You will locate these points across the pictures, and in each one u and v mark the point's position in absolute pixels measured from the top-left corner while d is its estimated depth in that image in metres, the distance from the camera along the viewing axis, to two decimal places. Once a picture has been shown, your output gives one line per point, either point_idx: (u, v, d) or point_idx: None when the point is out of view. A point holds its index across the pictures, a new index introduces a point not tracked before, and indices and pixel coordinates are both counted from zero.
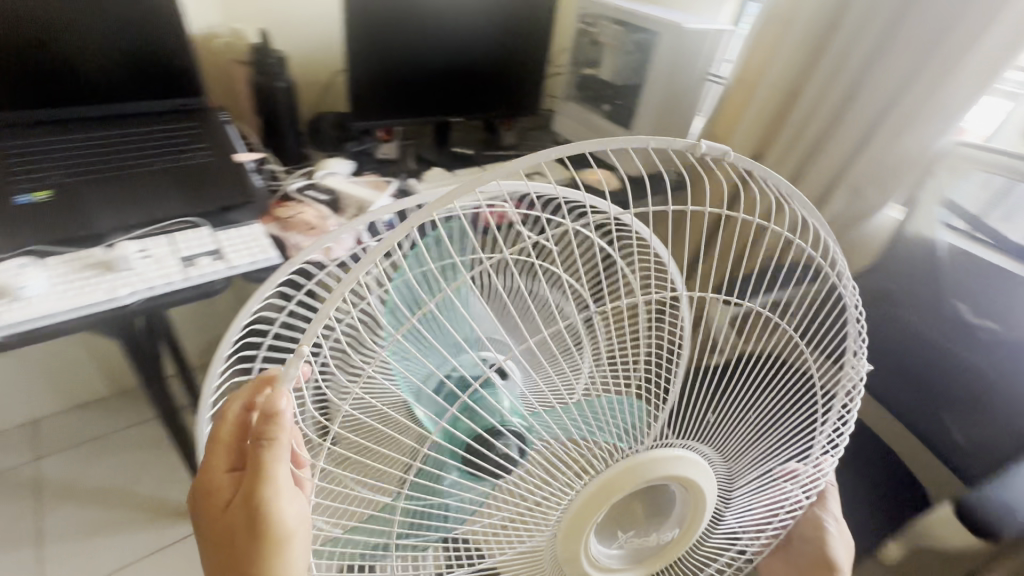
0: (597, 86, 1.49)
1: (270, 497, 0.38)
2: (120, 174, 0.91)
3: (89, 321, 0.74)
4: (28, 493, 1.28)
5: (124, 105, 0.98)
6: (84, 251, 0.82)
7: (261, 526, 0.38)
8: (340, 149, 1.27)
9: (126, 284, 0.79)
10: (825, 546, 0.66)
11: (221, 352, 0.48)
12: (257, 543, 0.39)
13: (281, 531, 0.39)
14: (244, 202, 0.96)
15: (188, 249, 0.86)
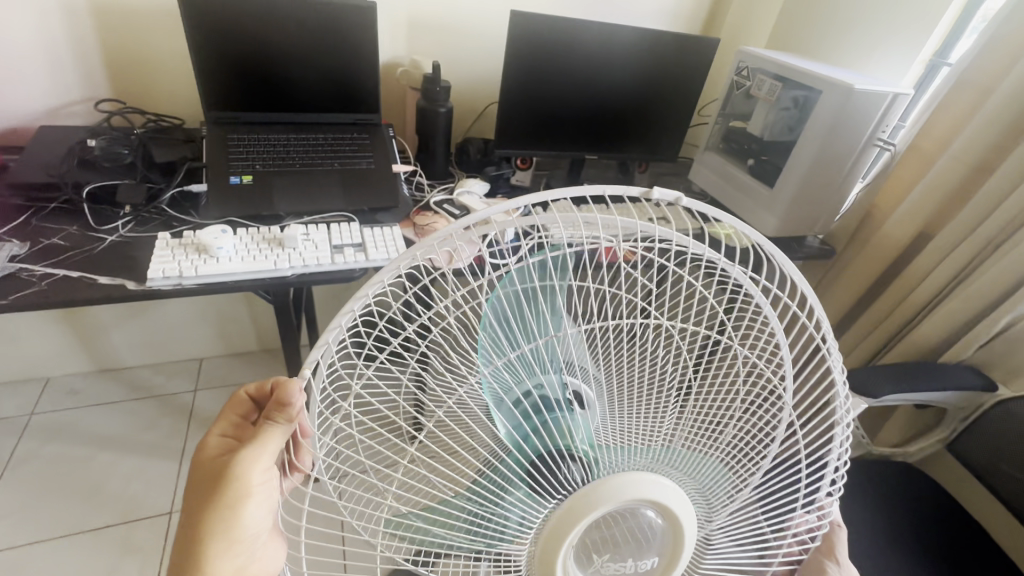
0: (743, 140, 1.44)
1: (245, 465, 0.45)
2: (303, 169, 1.09)
3: (257, 284, 0.90)
4: (184, 415, 1.55)
5: (317, 114, 1.17)
6: (265, 228, 1.00)
7: (223, 483, 0.45)
8: (480, 171, 1.39)
9: (289, 259, 0.94)
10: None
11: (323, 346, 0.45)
12: (214, 496, 0.45)
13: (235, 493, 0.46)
14: (390, 206, 1.12)
15: (340, 238, 1.00)
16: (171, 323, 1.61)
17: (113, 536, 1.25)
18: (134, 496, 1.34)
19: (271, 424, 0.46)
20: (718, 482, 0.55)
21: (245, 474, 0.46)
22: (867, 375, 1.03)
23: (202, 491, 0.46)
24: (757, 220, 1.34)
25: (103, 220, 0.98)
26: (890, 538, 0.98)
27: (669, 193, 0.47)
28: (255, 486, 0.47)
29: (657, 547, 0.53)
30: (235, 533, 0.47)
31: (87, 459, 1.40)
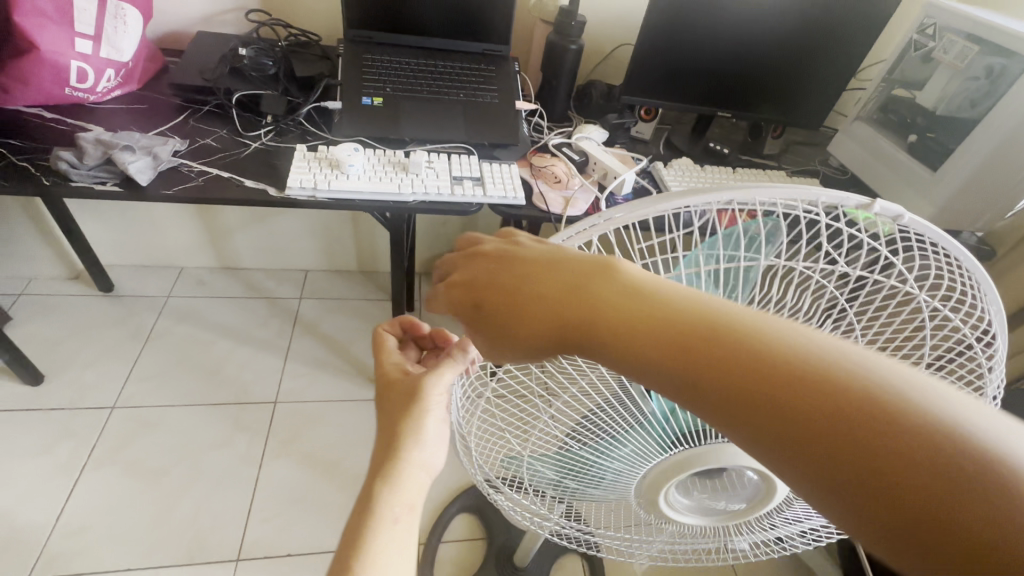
0: (906, 112, 1.25)
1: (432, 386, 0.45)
2: (428, 96, 1.09)
3: (380, 206, 0.94)
4: (290, 318, 1.70)
5: (447, 41, 1.15)
6: (391, 151, 1.02)
7: (413, 399, 0.45)
8: (599, 118, 1.32)
9: (411, 184, 0.96)
10: None
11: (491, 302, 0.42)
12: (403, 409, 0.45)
13: (424, 406, 0.44)
14: (510, 143, 1.10)
15: (459, 170, 1.00)
16: (285, 233, 1.73)
17: (228, 412, 1.43)
18: (246, 382, 1.51)
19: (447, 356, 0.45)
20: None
21: (426, 393, 0.45)
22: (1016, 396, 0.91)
23: (385, 411, 0.46)
24: (908, 207, 1.18)
25: (248, 127, 1.04)
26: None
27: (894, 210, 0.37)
28: (433, 408, 0.45)
29: (744, 494, 0.53)
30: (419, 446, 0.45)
31: (210, 343, 1.59)
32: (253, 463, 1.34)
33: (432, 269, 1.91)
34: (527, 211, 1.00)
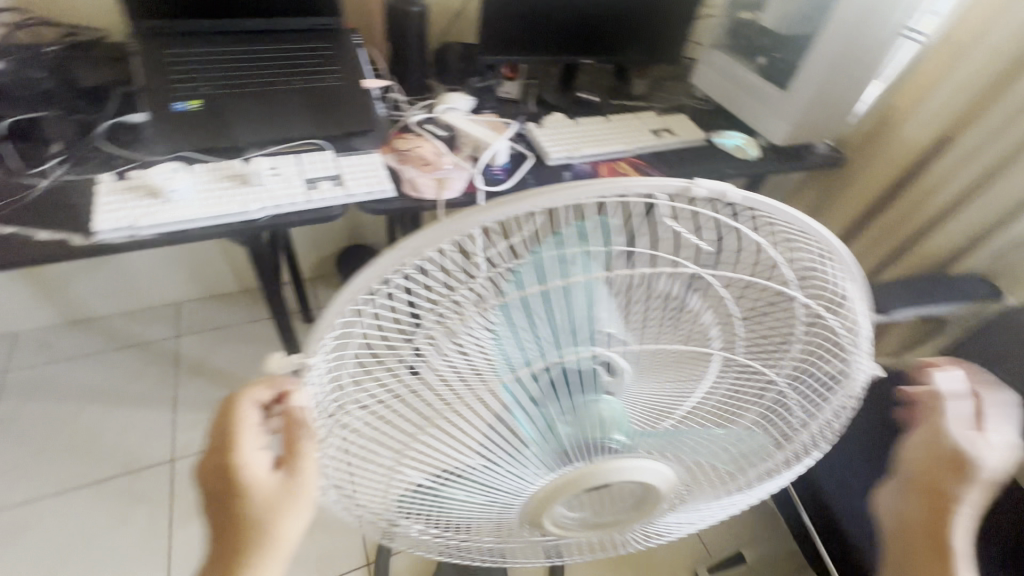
0: (754, 35, 1.28)
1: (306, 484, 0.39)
2: (258, 90, 0.94)
3: (224, 230, 0.80)
4: (169, 362, 1.49)
5: (264, 20, 0.98)
6: (225, 161, 0.87)
7: (282, 503, 0.39)
8: (461, 84, 1.23)
9: (257, 199, 0.83)
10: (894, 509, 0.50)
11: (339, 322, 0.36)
12: (270, 514, 0.39)
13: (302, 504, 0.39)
14: (367, 129, 0.99)
15: (313, 171, 0.89)
16: (136, 268, 1.49)
17: (118, 485, 1.25)
18: (131, 446, 1.32)
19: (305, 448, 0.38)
20: (737, 448, 0.51)
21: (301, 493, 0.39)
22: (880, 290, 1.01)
23: (218, 523, 0.40)
24: (766, 128, 1.24)
25: (29, 160, 0.83)
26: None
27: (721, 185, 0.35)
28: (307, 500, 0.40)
29: (629, 502, 0.51)
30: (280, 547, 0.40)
31: (75, 412, 1.36)
32: (161, 534, 1.19)
33: (325, 272, 1.76)
34: (400, 204, 0.90)
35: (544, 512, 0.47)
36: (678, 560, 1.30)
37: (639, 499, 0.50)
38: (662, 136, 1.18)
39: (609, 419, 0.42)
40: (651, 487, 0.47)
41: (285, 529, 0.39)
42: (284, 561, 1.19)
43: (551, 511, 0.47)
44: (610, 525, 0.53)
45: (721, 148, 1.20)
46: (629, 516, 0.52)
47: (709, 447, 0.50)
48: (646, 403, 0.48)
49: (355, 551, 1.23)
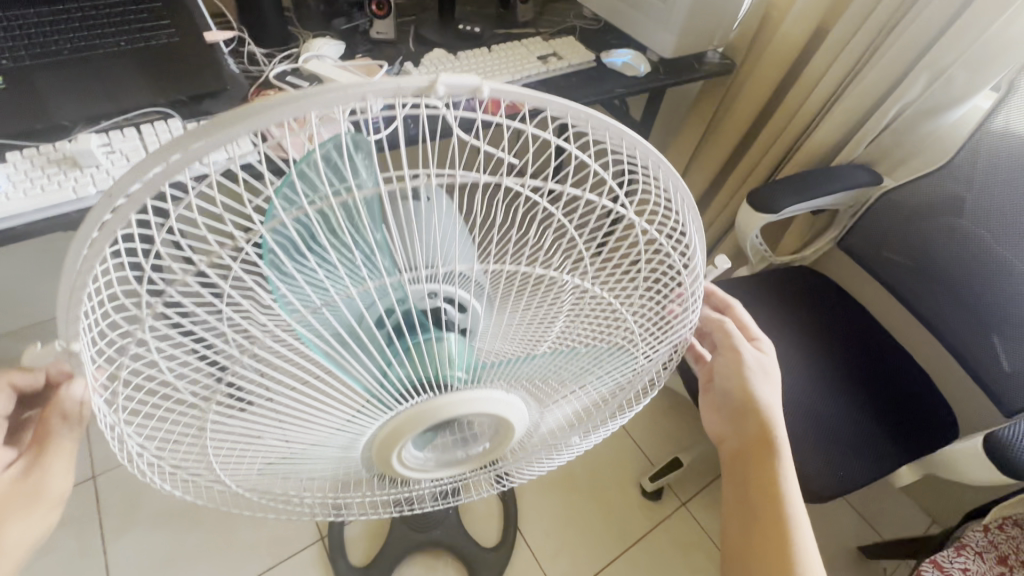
0: None
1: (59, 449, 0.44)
2: (76, 58, 0.84)
3: (59, 222, 0.71)
4: None
5: None
6: (49, 144, 0.76)
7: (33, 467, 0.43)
8: (328, 29, 1.12)
9: (92, 182, 0.73)
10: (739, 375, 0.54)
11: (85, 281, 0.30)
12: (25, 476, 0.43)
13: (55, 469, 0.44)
14: (218, 90, 0.87)
15: (157, 144, 0.78)
16: (7, 281, 1.34)
17: None
18: None
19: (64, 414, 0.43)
20: (600, 369, 0.50)
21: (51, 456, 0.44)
22: (772, 190, 1.03)
23: None
24: (655, 42, 1.21)
25: None
26: (803, 351, 1.06)
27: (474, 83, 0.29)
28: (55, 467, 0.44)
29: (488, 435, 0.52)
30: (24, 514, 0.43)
31: None
32: (96, 552, 1.14)
33: None
34: None
35: (389, 453, 0.46)
36: (623, 478, 1.36)
37: (495, 432, 0.50)
38: (550, 62, 1.13)
39: (453, 355, 0.41)
40: (507, 424, 0.47)
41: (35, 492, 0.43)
42: (234, 553, 1.17)
43: (393, 453, 0.45)
44: (470, 458, 0.53)
45: (610, 67, 1.16)
46: (489, 449, 0.53)
47: (565, 368, 0.49)
48: (512, 333, 0.45)
49: (307, 530, 1.22)
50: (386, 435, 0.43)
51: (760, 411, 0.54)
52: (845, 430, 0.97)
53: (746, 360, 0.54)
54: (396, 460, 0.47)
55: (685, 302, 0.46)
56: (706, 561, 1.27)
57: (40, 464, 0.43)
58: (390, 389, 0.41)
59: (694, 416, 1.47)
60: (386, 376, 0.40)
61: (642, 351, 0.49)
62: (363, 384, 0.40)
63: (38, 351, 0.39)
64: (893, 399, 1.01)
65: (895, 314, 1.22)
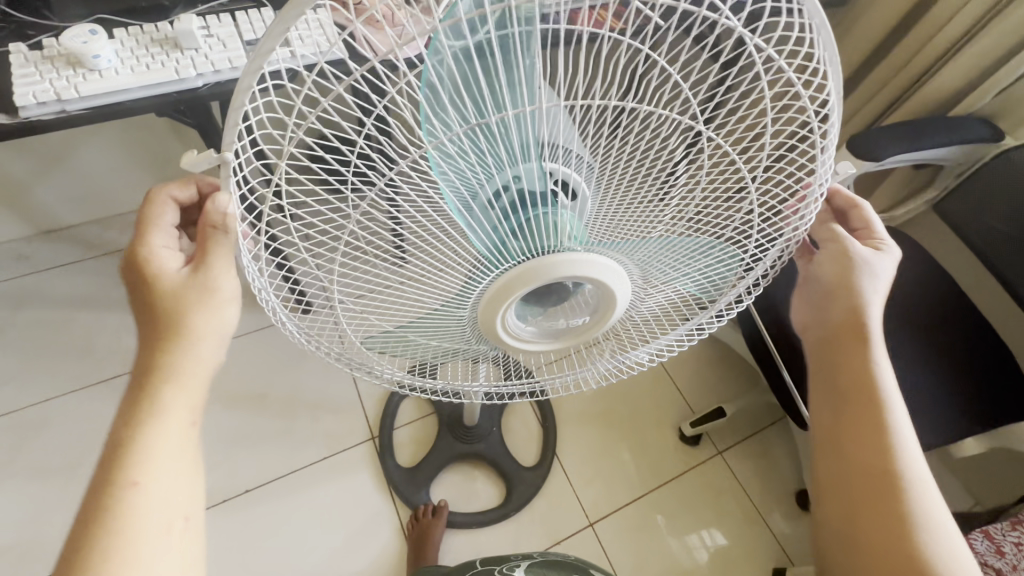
0: None
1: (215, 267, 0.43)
2: None
3: (162, 102, 0.73)
4: None
5: None
6: (151, 24, 0.77)
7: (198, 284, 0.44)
8: None
9: (192, 65, 0.74)
10: (847, 274, 0.52)
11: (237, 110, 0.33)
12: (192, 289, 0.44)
13: (212, 284, 0.44)
14: None
15: (252, 32, 0.78)
16: (95, 170, 1.41)
17: (123, 383, 1.30)
18: (129, 348, 1.35)
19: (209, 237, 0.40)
20: (697, 264, 0.51)
21: (208, 272, 0.43)
22: (876, 137, 0.95)
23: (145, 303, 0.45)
24: None
25: None
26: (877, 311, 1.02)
27: None
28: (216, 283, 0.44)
29: (587, 309, 0.54)
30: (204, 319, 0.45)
31: (69, 318, 1.38)
32: None
33: None
34: None
35: (494, 317, 0.48)
36: (660, 420, 1.38)
37: (594, 306, 0.53)
38: None
39: (566, 227, 0.42)
40: (609, 294, 0.48)
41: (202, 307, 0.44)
42: (293, 440, 1.27)
43: (499, 312, 0.47)
44: (569, 330, 0.55)
45: None
46: (589, 324, 0.55)
47: (666, 256, 0.49)
48: (616, 217, 0.45)
49: (359, 430, 1.30)
50: (493, 301, 0.46)
51: (858, 306, 0.52)
52: (910, 396, 0.93)
53: (858, 257, 0.51)
54: (502, 325, 0.49)
55: (806, 205, 0.44)
56: (734, 508, 1.29)
57: (208, 268, 0.43)
58: (507, 254, 0.43)
59: (740, 371, 1.46)
60: (502, 243, 0.42)
61: (742, 252, 0.49)
62: (477, 248, 0.42)
63: (192, 158, 0.37)
64: (966, 371, 0.97)
65: (982, 286, 1.15)
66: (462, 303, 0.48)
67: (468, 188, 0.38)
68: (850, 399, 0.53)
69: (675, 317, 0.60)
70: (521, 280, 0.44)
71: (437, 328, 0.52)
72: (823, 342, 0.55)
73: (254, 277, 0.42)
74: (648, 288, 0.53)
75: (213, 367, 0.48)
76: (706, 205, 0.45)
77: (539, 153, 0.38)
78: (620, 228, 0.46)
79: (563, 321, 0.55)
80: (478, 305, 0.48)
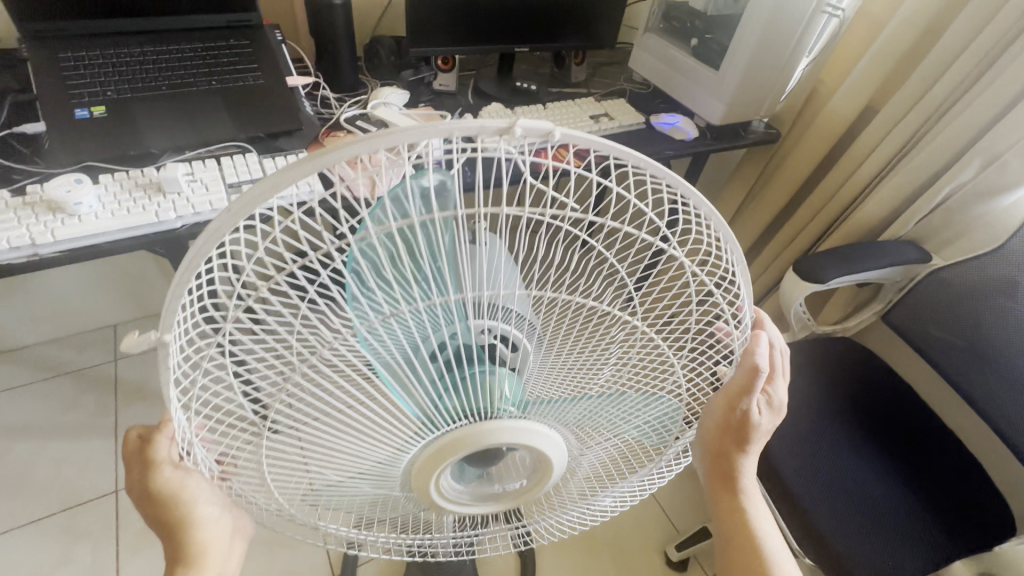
0: (686, 17, 1.29)
1: (161, 481, 0.45)
2: (167, 91, 0.90)
3: (139, 243, 0.75)
4: (109, 388, 1.41)
5: (177, 22, 0.95)
6: (138, 170, 0.82)
7: (160, 504, 0.46)
8: (395, 79, 1.19)
9: (173, 207, 0.78)
10: (742, 417, 0.48)
11: (182, 289, 0.33)
12: (156, 509, 0.46)
13: (170, 495, 0.46)
14: (291, 129, 0.94)
15: (234, 175, 0.83)
16: (61, 290, 1.39)
17: (57, 524, 1.18)
18: (71, 480, 1.25)
19: (154, 452, 0.45)
20: (636, 415, 0.51)
21: (159, 488, 0.45)
22: (818, 261, 1.03)
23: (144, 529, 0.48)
24: (702, 109, 1.24)
25: None
26: (843, 424, 1.03)
27: (542, 127, 0.33)
28: (180, 489, 0.46)
29: (526, 472, 0.54)
30: (184, 525, 0.47)
31: (7, 449, 1.28)
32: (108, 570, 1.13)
33: None
34: None
35: (428, 479, 0.47)
36: (645, 545, 1.30)
37: (532, 470, 0.53)
38: (602, 121, 1.18)
39: (501, 386, 0.42)
40: (544, 464, 0.49)
41: (181, 514, 0.46)
42: None
43: (431, 481, 0.46)
44: (506, 494, 0.55)
45: (659, 130, 1.20)
46: (525, 488, 0.55)
47: (608, 409, 0.50)
48: (554, 371, 0.49)
49: (320, 569, 1.18)
50: (430, 462, 0.45)
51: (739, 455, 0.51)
52: (888, 516, 0.92)
53: (745, 405, 0.47)
54: (434, 489, 0.48)
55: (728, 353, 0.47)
56: None
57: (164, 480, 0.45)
58: (440, 415, 0.43)
59: None
60: (437, 403, 0.42)
61: (680, 398, 0.50)
62: (414, 409, 0.42)
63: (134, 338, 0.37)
64: (944, 486, 0.96)
65: (939, 392, 1.18)
66: (402, 463, 0.47)
67: (405, 350, 0.40)
68: (735, 543, 0.54)
69: (622, 468, 0.58)
70: (451, 445, 0.43)
71: (376, 485, 0.50)
72: (716, 471, 0.53)
73: (184, 435, 0.40)
74: (593, 439, 0.52)
75: (220, 550, 0.50)
76: (641, 360, 0.47)
77: (472, 317, 0.40)
78: (560, 380, 0.49)
79: (501, 485, 0.55)
80: (414, 464, 0.46)
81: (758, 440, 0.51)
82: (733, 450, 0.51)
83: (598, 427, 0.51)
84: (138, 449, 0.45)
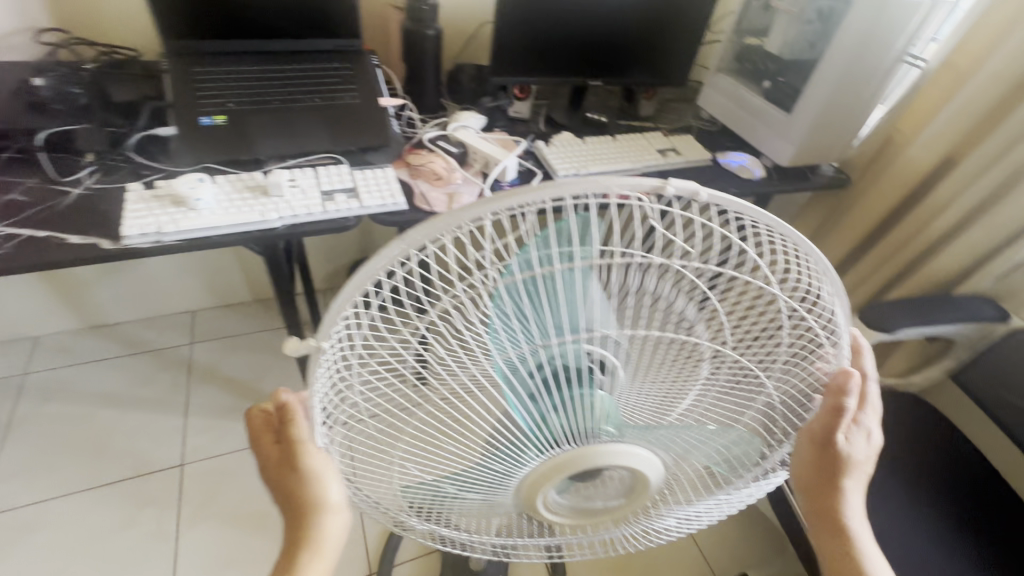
0: (759, 60, 1.31)
1: (303, 453, 0.44)
2: (276, 104, 1.00)
3: (244, 239, 0.83)
4: (182, 368, 1.52)
5: (291, 44, 1.06)
6: (247, 174, 0.91)
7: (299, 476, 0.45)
8: (474, 104, 1.27)
9: (276, 209, 0.86)
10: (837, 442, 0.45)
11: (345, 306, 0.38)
12: (295, 481, 0.45)
13: (310, 471, 0.45)
14: (379, 145, 1.02)
15: (329, 184, 0.91)
16: (153, 275, 1.53)
17: (128, 489, 1.28)
18: (143, 449, 1.35)
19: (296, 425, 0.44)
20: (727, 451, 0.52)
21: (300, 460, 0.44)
22: (885, 310, 1.00)
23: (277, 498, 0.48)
24: (770, 150, 1.25)
25: (64, 171, 0.88)
26: (904, 481, 0.99)
27: (690, 186, 0.36)
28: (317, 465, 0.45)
29: (621, 491, 0.57)
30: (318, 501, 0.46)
31: (90, 415, 1.40)
32: (167, 538, 1.22)
33: (337, 285, 1.72)
34: (411, 216, 0.92)
35: (537, 488, 0.50)
36: None
37: (627, 488, 0.56)
38: (669, 155, 1.21)
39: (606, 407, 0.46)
40: (642, 482, 0.52)
41: (316, 490, 0.46)
42: None
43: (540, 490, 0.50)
44: (603, 509, 0.57)
45: (725, 168, 1.22)
46: (620, 506, 0.57)
47: (690, 441, 0.51)
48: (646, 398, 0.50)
49: (357, 563, 1.22)
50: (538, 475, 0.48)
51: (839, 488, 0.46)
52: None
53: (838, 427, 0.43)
54: (540, 497, 0.51)
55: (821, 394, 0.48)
56: None
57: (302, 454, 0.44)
58: (550, 433, 0.46)
59: (764, 533, 1.37)
60: (548, 422, 0.45)
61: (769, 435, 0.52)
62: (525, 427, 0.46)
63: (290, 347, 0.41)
64: (1018, 558, 0.90)
65: (1012, 459, 1.12)
66: (510, 476, 0.50)
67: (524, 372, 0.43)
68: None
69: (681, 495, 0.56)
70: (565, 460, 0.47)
71: (479, 494, 0.53)
72: (816, 509, 0.48)
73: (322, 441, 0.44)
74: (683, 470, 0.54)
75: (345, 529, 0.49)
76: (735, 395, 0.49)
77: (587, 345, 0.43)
78: (654, 411, 0.51)
79: (593, 500, 0.57)
80: (523, 476, 0.50)
81: (856, 475, 0.47)
82: (830, 485, 0.46)
83: (687, 457, 0.53)
84: (262, 424, 0.47)
